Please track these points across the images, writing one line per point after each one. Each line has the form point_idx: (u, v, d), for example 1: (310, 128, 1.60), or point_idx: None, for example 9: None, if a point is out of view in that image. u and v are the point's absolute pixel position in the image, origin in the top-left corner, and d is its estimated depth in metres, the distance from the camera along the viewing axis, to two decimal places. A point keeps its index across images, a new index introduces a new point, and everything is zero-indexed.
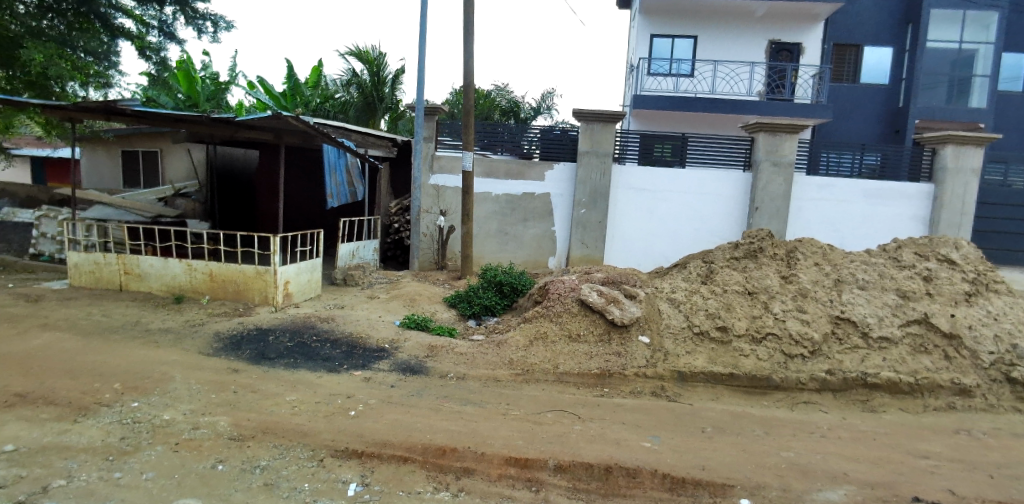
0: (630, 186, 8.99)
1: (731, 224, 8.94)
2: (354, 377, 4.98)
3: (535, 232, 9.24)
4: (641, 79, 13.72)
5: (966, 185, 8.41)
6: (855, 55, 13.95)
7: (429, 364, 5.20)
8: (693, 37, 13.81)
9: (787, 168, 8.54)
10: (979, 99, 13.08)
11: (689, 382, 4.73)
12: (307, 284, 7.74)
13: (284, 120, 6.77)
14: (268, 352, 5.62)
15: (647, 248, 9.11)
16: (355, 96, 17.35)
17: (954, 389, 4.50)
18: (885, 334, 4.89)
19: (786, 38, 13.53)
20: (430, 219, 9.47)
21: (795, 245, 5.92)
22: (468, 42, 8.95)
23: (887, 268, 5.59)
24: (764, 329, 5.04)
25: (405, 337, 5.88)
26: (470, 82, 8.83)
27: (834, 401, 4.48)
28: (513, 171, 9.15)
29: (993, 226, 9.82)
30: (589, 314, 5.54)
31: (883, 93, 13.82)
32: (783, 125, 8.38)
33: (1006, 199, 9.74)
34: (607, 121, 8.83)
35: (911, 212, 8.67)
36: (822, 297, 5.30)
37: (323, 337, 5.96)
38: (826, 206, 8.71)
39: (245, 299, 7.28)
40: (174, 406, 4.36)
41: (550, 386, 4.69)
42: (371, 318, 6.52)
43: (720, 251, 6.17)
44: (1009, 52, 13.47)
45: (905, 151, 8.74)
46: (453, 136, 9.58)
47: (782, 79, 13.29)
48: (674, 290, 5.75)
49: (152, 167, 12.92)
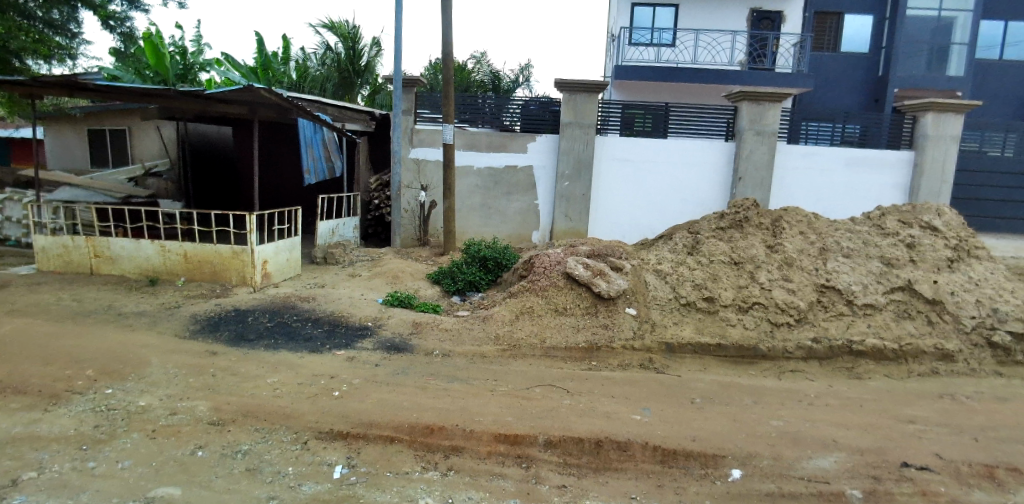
0: (614, 157, 8.86)
1: (716, 194, 8.89)
2: (337, 357, 4.86)
3: (519, 206, 9.09)
4: (622, 50, 13.46)
5: (946, 152, 8.47)
6: (837, 23, 13.84)
7: (414, 342, 5.09)
8: (675, 5, 13.55)
9: (771, 137, 8.49)
10: (957, 67, 13.13)
11: (676, 353, 4.70)
12: (286, 263, 7.52)
13: (255, 93, 6.44)
14: (246, 333, 5.45)
15: (632, 220, 9.04)
16: (331, 71, 16.78)
17: (936, 354, 4.57)
18: (869, 301, 4.92)
19: (767, 7, 13.33)
20: (411, 194, 9.25)
21: (780, 214, 5.88)
22: (446, 10, 8.60)
23: (872, 235, 5.60)
24: (750, 299, 5.02)
25: (389, 314, 5.76)
26: (449, 52, 8.52)
27: (820, 369, 4.51)
28: (495, 143, 8.95)
29: (970, 194, 9.94)
30: (575, 287, 5.45)
31: (864, 61, 13.80)
32: (766, 93, 8.29)
33: (984, 167, 9.85)
34: (589, 91, 8.64)
35: (893, 180, 8.71)
36: (808, 266, 5.30)
37: (304, 317, 5.80)
38: (809, 175, 8.71)
39: (223, 279, 7.05)
40: (149, 392, 4.19)
41: (538, 361, 4.63)
42: (353, 296, 6.37)
43: (706, 221, 6.10)
44: (987, 20, 13.49)
45: (885, 120, 8.78)
46: (432, 109, 9.22)
47: (764, 48, 13.13)
48: (661, 261, 5.69)
49: (118, 145, 12.36)
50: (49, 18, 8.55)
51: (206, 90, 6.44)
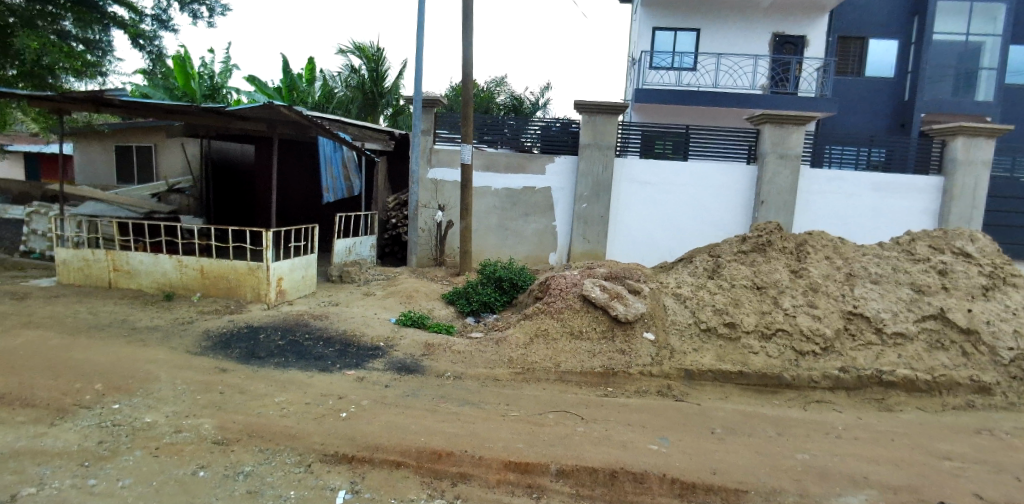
0: (633, 179, 8.78)
1: (736, 218, 8.73)
2: (347, 377, 4.78)
3: (536, 227, 9.03)
4: (642, 73, 13.50)
5: (976, 177, 8.23)
6: (860, 47, 13.73)
7: (426, 363, 4.99)
8: (695, 30, 13.60)
9: (794, 160, 8.34)
10: (984, 92, 12.87)
11: (696, 380, 4.52)
12: (302, 281, 7.53)
13: (276, 111, 6.55)
14: (258, 351, 5.41)
15: (651, 243, 8.90)
16: (354, 92, 17.12)
17: (972, 387, 4.32)
18: (899, 329, 4.70)
19: (790, 31, 13.29)
20: (429, 214, 9.26)
21: (804, 238, 5.71)
22: (467, 33, 8.73)
23: (901, 261, 5.39)
24: (773, 325, 4.84)
25: (401, 335, 5.68)
26: (468, 74, 8.61)
27: (849, 400, 4.29)
28: (513, 164, 8.94)
29: (1003, 221, 9.60)
30: (592, 310, 5.32)
31: (888, 86, 13.62)
32: (789, 116, 8.18)
33: (1017, 193, 9.53)
34: (609, 112, 8.63)
35: (921, 205, 8.46)
36: (833, 292, 5.11)
37: (316, 335, 5.75)
38: (833, 199, 8.51)
39: (238, 295, 7.07)
40: (157, 408, 4.16)
41: (552, 386, 4.49)
42: (366, 315, 6.31)
43: (727, 244, 5.96)
44: (1015, 45, 13.27)
45: (912, 144, 8.58)
46: (450, 129, 9.36)
47: (786, 72, 13.03)
48: (680, 285, 5.54)
49: (146, 163, 12.69)
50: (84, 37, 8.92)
51: (228, 108, 6.57)
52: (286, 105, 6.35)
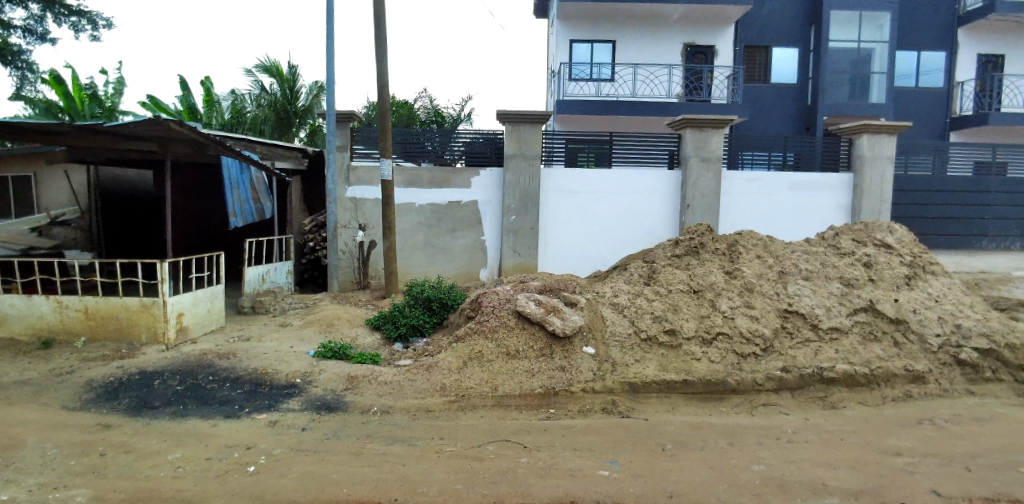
0: (563, 189, 8.62)
1: (666, 223, 8.76)
2: (257, 422, 4.13)
3: (465, 243, 8.65)
4: (563, 85, 13.60)
5: (882, 173, 8.73)
6: (766, 57, 14.55)
7: (349, 398, 4.44)
8: (611, 41, 13.90)
9: (715, 163, 8.50)
10: (878, 95, 13.90)
11: (641, 394, 4.25)
12: (206, 316, 6.73)
13: (165, 127, 5.76)
14: (150, 399, 4.60)
15: (583, 251, 8.75)
16: (267, 112, 16.18)
17: (907, 376, 4.36)
18: (835, 325, 4.69)
19: (700, 42, 13.88)
20: (349, 234, 8.66)
21: (735, 238, 5.66)
22: (382, 42, 8.31)
23: (828, 256, 5.46)
24: (713, 329, 4.68)
25: (320, 369, 5.06)
26: (385, 84, 8.18)
27: (794, 401, 4.20)
28: (438, 179, 8.55)
29: (908, 212, 10.24)
30: (527, 327, 4.94)
31: (794, 92, 14.47)
32: (708, 121, 8.35)
33: (918, 186, 10.21)
34: (532, 122, 8.45)
35: (835, 202, 8.85)
36: (768, 291, 5.05)
37: (221, 376, 5.01)
38: (754, 199, 8.73)
39: (130, 337, 6.16)
40: (15, 482, 3.20)
41: (489, 413, 4.08)
42: (281, 349, 5.64)
43: (660, 249, 5.81)
44: (902, 51, 14.47)
45: (816, 145, 8.98)
46: (368, 145, 8.82)
47: (699, 81, 13.56)
48: (617, 293, 5.29)
49: (24, 193, 11.16)
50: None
51: (106, 124, 5.70)
52: (175, 119, 5.57)
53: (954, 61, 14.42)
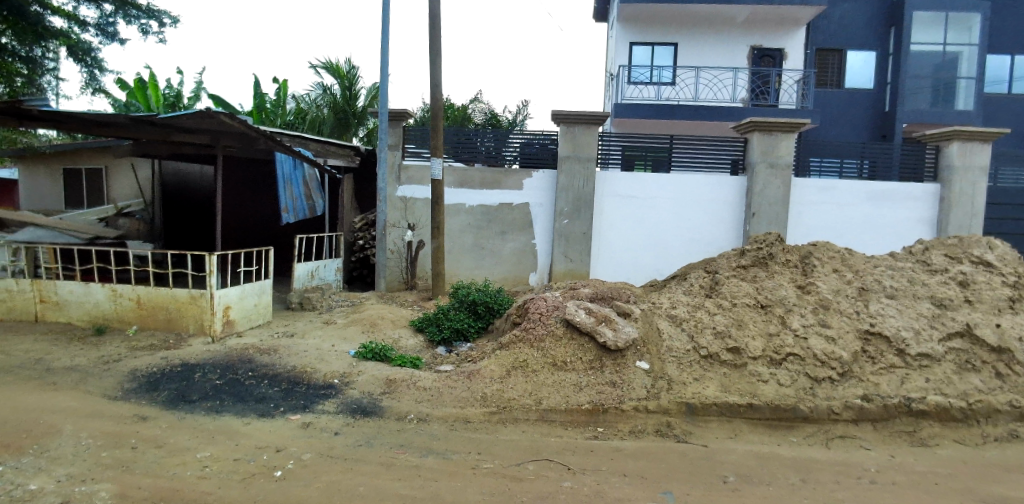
0: (615, 194, 8.26)
1: (726, 232, 8.24)
2: (290, 423, 4.03)
3: (514, 246, 8.42)
4: (621, 88, 13.20)
5: (974, 184, 7.91)
6: (839, 59, 13.65)
7: (385, 403, 4.25)
8: (672, 44, 13.40)
9: (784, 169, 7.94)
10: (966, 102, 12.81)
11: (699, 416, 3.87)
12: (253, 310, 6.77)
13: (218, 120, 5.80)
14: (190, 393, 4.60)
15: (637, 259, 8.34)
16: (325, 113, 16.57)
17: (1013, 414, 3.78)
18: (925, 351, 4.14)
19: (767, 44, 13.19)
20: (398, 234, 8.60)
21: (808, 250, 5.16)
22: (435, 43, 8.23)
23: (917, 273, 4.88)
24: (783, 348, 4.23)
25: (359, 370, 4.91)
26: (438, 84, 8.08)
27: (875, 434, 3.70)
28: (488, 180, 8.38)
29: (1004, 228, 9.18)
30: (576, 337, 4.63)
31: (869, 97, 13.52)
32: (778, 124, 7.79)
33: (1017, 199, 9.13)
34: (588, 123, 8.14)
35: (918, 214, 8.08)
36: (846, 309, 4.54)
37: (260, 373, 4.95)
38: (825, 210, 8.09)
39: (179, 328, 6.27)
40: (46, 472, 3.18)
41: (532, 428, 3.81)
42: (322, 348, 5.55)
43: (723, 259, 5.37)
44: (994, 54, 13.27)
45: (894, 150, 8.18)
46: (419, 145, 8.72)
47: (765, 85, 12.80)
48: (674, 305, 4.90)
49: (97, 186, 11.80)
50: (30, 54, 8.03)
51: (162, 115, 5.81)
52: (226, 111, 5.59)
53: None
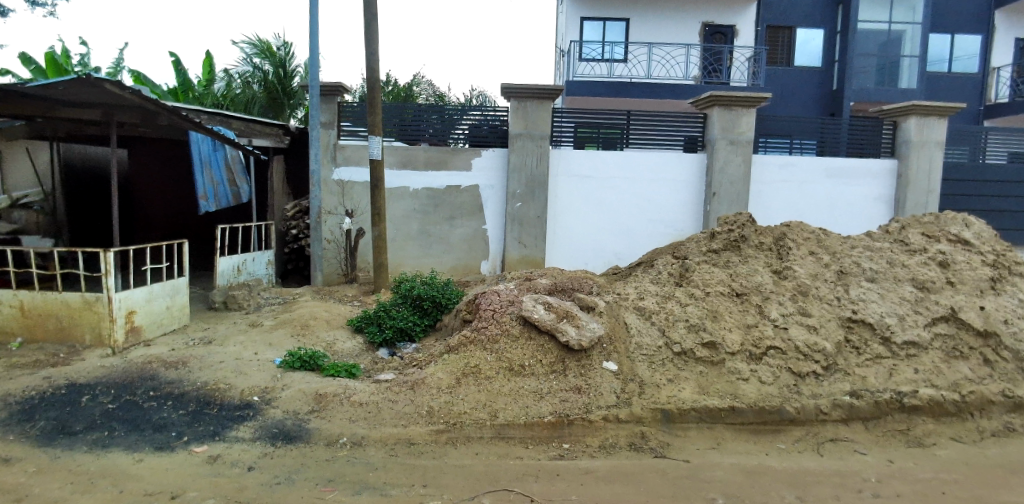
0: (572, 174, 7.72)
1: (689, 213, 7.88)
2: (192, 458, 3.18)
3: (465, 232, 7.78)
4: (573, 65, 12.63)
5: (930, 159, 7.86)
6: (789, 36, 13.58)
7: (313, 425, 3.54)
8: (625, 19, 12.91)
9: (745, 146, 7.63)
10: (908, 80, 12.94)
11: (677, 424, 3.40)
12: (165, 314, 5.85)
13: (104, 90, 4.78)
14: (73, 422, 3.66)
15: (596, 244, 7.88)
16: (257, 91, 15.19)
17: (1006, 404, 3.56)
18: (911, 339, 3.85)
19: (719, 21, 12.91)
20: (335, 222, 7.79)
21: (783, 230, 4.79)
22: (371, 7, 7.36)
23: (896, 253, 4.62)
24: (762, 341, 3.83)
25: (284, 384, 4.18)
26: (375, 54, 7.24)
27: (867, 435, 3.37)
28: (434, 161, 7.66)
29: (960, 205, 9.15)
30: (535, 336, 4.06)
31: (819, 75, 13.53)
32: (739, 99, 7.44)
33: (972, 175, 9.04)
34: (541, 98, 7.53)
35: (876, 192, 7.97)
36: (826, 294, 4.19)
37: (163, 393, 4.12)
38: (785, 188, 7.85)
39: (73, 339, 5.23)
40: None
41: (487, 449, 3.21)
42: (242, 358, 4.74)
43: (693, 243, 4.94)
44: (936, 33, 13.54)
45: (842, 125, 8.04)
46: (356, 123, 7.89)
47: (718, 62, 12.54)
48: (642, 296, 4.41)
49: None
50: None
51: (32, 84, 4.75)
52: (114, 80, 4.61)
53: (991, 44, 13.45)
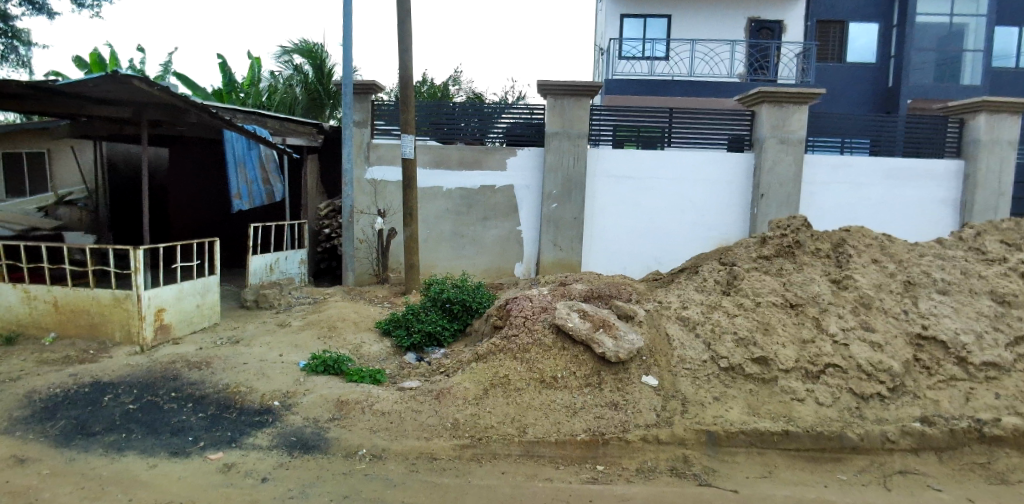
0: (608, 174, 7.42)
1: (732, 216, 7.47)
2: (206, 466, 3.05)
3: (497, 233, 7.58)
4: (612, 63, 12.29)
5: (1002, 160, 7.23)
6: (841, 31, 12.88)
7: (332, 434, 3.37)
8: (667, 16, 12.52)
9: (796, 145, 7.18)
10: (972, 75, 12.10)
11: (724, 448, 3.09)
12: (195, 312, 5.84)
13: (134, 86, 4.75)
14: (92, 423, 3.59)
15: (632, 248, 7.55)
16: (298, 93, 15.43)
17: None
18: (991, 360, 3.45)
19: (766, 16, 12.35)
20: (367, 221, 7.70)
21: (842, 236, 4.42)
22: (405, 4, 7.24)
23: (971, 263, 4.21)
24: (820, 358, 3.48)
25: (307, 389, 4.04)
26: (408, 52, 7.12)
27: (941, 468, 2.98)
28: (468, 160, 7.49)
29: None
30: (569, 346, 3.81)
31: (871, 72, 12.80)
32: (791, 95, 7.01)
33: None
34: (579, 95, 7.26)
35: (939, 195, 7.39)
36: (892, 308, 3.81)
37: (184, 395, 4.04)
38: (838, 190, 7.35)
39: (103, 336, 5.25)
40: None
41: (515, 468, 2.97)
42: (266, 360, 4.65)
43: (742, 248, 4.60)
44: (1003, 26, 12.65)
45: (899, 123, 7.49)
46: (390, 121, 7.79)
47: (765, 59, 11.99)
48: (685, 305, 4.10)
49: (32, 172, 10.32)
50: None
51: (65, 81, 4.77)
52: (141, 75, 4.59)
53: None
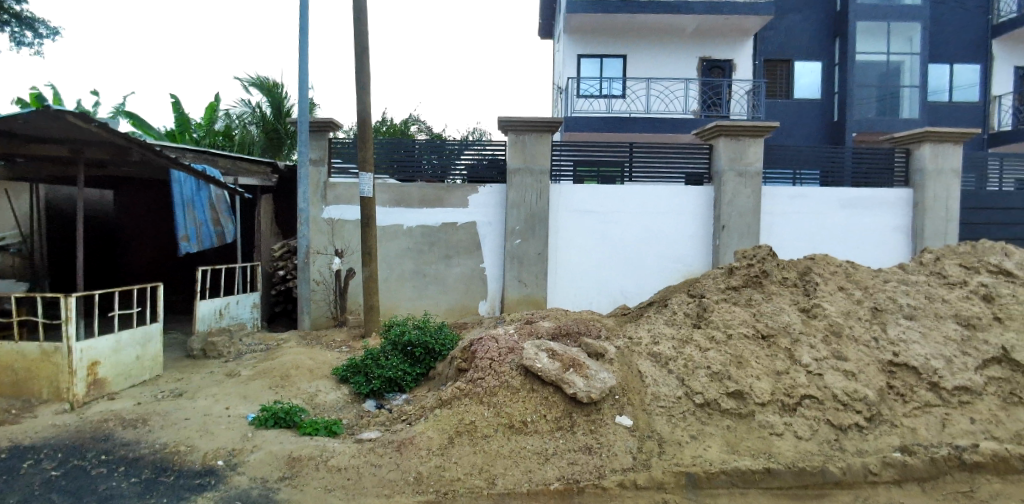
0: (573, 209, 7.41)
1: (697, 248, 7.52)
2: None
3: (460, 271, 7.40)
4: (571, 102, 12.57)
5: (948, 187, 7.58)
6: (787, 70, 13.63)
7: (282, 496, 3.03)
8: (622, 56, 12.97)
9: (754, 178, 7.34)
10: (909, 109, 12.84)
11: (705, 490, 2.92)
12: (135, 364, 5.40)
13: (69, 123, 4.49)
14: (3, 495, 3.15)
15: (600, 282, 7.47)
16: (255, 133, 15.18)
17: None
18: (962, 384, 3.43)
19: (716, 56, 12.95)
20: (323, 262, 7.41)
21: (807, 265, 4.43)
22: (363, 43, 7.22)
23: (934, 287, 4.27)
24: (795, 389, 3.39)
25: (255, 445, 3.69)
26: (368, 89, 7.05)
27: (928, 499, 2.87)
28: (429, 197, 7.37)
29: None
30: (539, 387, 3.61)
31: (819, 108, 13.49)
32: (745, 128, 7.20)
33: None
34: (538, 130, 7.29)
35: (892, 222, 7.64)
36: (861, 335, 3.79)
37: (115, 458, 3.62)
38: (797, 220, 7.53)
39: (29, 394, 4.75)
40: None
41: None
42: (210, 414, 4.26)
43: (711, 280, 4.56)
44: (935, 64, 13.59)
45: (844, 154, 7.78)
46: (348, 159, 7.64)
47: (717, 96, 12.43)
48: (657, 340, 3.98)
49: None
50: None
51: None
52: (76, 112, 4.34)
53: (989, 73, 13.46)
